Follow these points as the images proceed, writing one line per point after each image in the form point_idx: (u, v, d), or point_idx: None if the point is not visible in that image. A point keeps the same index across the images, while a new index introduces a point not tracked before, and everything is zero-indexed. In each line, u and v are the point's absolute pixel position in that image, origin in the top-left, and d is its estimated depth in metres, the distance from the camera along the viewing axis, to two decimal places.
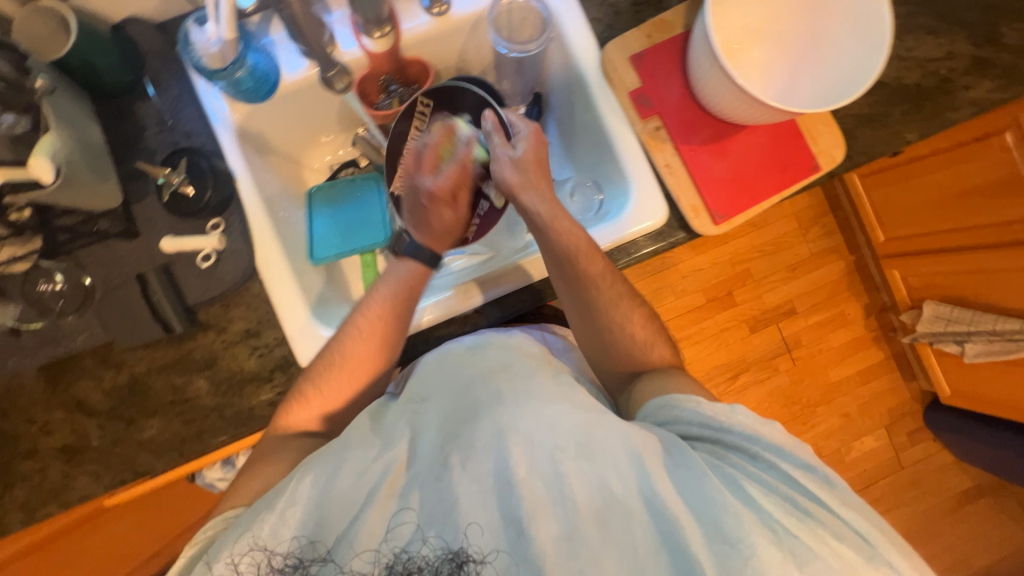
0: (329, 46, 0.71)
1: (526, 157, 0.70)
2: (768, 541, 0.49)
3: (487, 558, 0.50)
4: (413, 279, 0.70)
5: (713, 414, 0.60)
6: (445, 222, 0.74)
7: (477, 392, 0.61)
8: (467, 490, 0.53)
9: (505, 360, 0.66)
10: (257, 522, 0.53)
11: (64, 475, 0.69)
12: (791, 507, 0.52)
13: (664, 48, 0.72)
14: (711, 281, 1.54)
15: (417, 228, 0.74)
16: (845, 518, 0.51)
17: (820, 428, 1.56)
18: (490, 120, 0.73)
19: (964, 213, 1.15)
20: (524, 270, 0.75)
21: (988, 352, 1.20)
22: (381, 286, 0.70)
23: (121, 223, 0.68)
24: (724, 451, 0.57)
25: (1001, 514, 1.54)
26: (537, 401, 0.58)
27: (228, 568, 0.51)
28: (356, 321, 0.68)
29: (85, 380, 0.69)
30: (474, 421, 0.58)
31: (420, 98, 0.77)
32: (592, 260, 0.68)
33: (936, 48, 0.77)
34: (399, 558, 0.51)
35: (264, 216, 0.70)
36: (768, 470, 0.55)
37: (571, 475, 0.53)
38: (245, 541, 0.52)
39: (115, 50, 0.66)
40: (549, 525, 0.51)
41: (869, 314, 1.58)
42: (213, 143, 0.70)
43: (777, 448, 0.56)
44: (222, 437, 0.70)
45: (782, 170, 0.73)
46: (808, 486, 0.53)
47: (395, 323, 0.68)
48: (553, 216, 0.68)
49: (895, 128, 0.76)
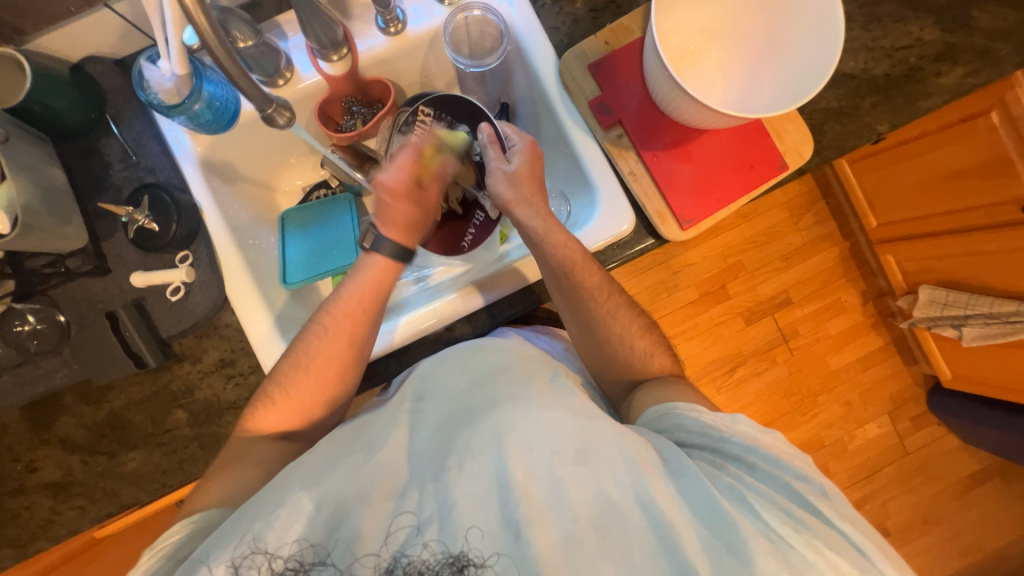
0: (285, 70, 0.72)
1: (520, 172, 0.69)
2: (767, 549, 0.48)
3: (488, 562, 0.48)
4: (380, 270, 0.70)
5: (713, 423, 0.59)
6: (404, 214, 0.71)
7: (476, 396, 0.61)
8: (466, 492, 0.51)
9: (502, 362, 0.66)
10: (251, 527, 0.50)
11: (51, 511, 0.70)
12: (789, 517, 0.50)
13: (622, 55, 0.72)
14: (703, 277, 1.43)
15: (381, 223, 0.72)
16: (844, 531, 0.50)
17: (821, 418, 1.47)
18: (484, 132, 0.71)
19: (955, 195, 1.11)
20: (521, 273, 0.74)
21: (986, 336, 1.15)
22: (348, 281, 0.70)
23: (92, 261, 0.69)
24: (722, 460, 0.57)
25: (1011, 496, 1.47)
26: (534, 403, 0.58)
27: (226, 569, 0.48)
28: (323, 320, 0.68)
29: (66, 417, 0.70)
30: (473, 424, 0.57)
31: (421, 107, 0.74)
32: (588, 272, 0.68)
33: (904, 35, 0.74)
34: (399, 562, 0.49)
35: (230, 243, 0.70)
36: (766, 480, 0.54)
37: (569, 479, 0.52)
38: (247, 536, 0.50)
39: (74, 92, 0.67)
40: (548, 529, 0.49)
41: (868, 299, 1.48)
42: (178, 176, 0.71)
43: (776, 459, 0.55)
44: (203, 466, 0.72)
45: (749, 171, 0.72)
46: (806, 496, 0.51)
47: (365, 316, 0.68)
48: (548, 231, 0.67)
49: (865, 121, 0.74)
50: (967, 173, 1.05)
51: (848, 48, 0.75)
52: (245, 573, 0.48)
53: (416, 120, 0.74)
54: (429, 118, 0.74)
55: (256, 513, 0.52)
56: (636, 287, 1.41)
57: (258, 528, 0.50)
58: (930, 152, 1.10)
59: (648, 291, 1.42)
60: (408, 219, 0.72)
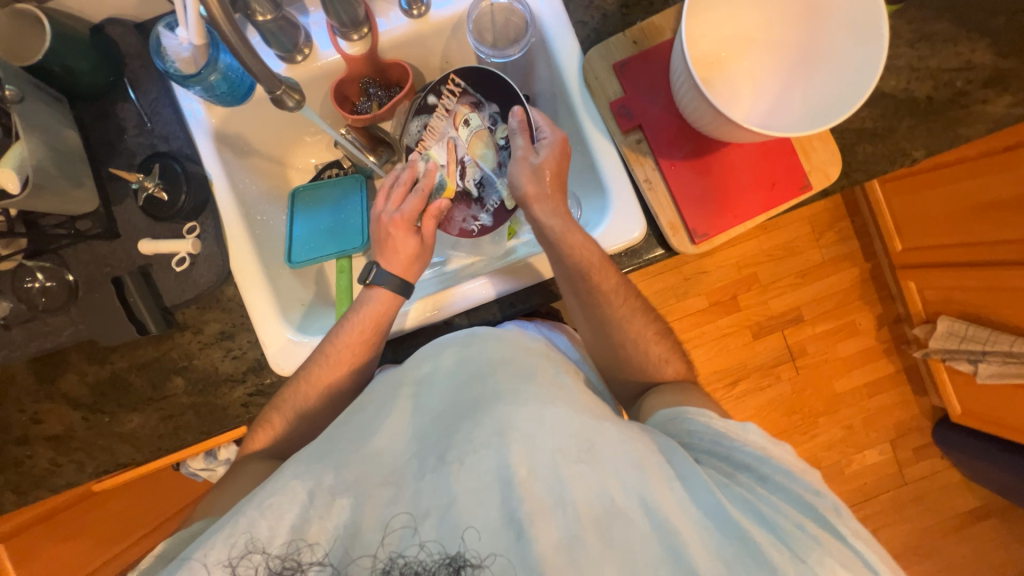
0: (304, 46, 0.72)
1: (545, 166, 0.67)
2: (783, 562, 0.44)
3: (485, 563, 0.45)
4: (382, 307, 0.68)
5: (726, 431, 0.56)
6: (408, 247, 0.70)
7: (480, 388, 0.58)
8: (466, 487, 0.49)
9: (505, 356, 0.62)
10: (243, 516, 0.48)
11: (51, 462, 0.73)
12: (804, 534, 0.47)
13: (647, 56, 0.70)
14: (716, 285, 1.40)
15: (382, 254, 0.71)
16: (859, 550, 0.46)
17: (820, 439, 1.44)
18: (517, 117, 0.70)
19: (988, 227, 1.04)
20: (534, 269, 0.72)
21: (1002, 374, 1.10)
22: (350, 314, 0.68)
23: (102, 224, 0.70)
24: (733, 468, 0.54)
25: (1009, 538, 1.41)
26: (541, 401, 0.55)
27: (224, 569, 0.45)
28: (326, 350, 0.67)
29: (70, 375, 0.72)
30: (475, 418, 0.54)
31: (453, 77, 0.76)
32: (605, 276, 0.66)
33: (953, 57, 0.69)
34: (395, 563, 0.46)
35: (239, 219, 0.72)
36: (777, 492, 0.51)
37: (572, 477, 0.49)
38: (234, 536, 0.47)
39: (93, 54, 0.67)
40: (550, 529, 0.46)
41: (883, 324, 1.43)
42: (190, 146, 0.72)
43: (788, 471, 0.52)
44: (197, 434, 0.73)
45: (770, 189, 0.69)
46: (819, 511, 0.48)
47: (366, 348, 0.67)
48: (565, 232, 0.66)
49: (899, 145, 0.70)
50: (1002, 205, 0.99)
51: (891, 66, 0.70)
52: (243, 572, 0.46)
53: (446, 89, 0.77)
54: (460, 90, 0.77)
55: (249, 503, 0.50)
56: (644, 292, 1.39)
57: (250, 518, 0.48)
58: (967, 179, 1.04)
59: (656, 296, 1.39)
60: (410, 254, 0.70)
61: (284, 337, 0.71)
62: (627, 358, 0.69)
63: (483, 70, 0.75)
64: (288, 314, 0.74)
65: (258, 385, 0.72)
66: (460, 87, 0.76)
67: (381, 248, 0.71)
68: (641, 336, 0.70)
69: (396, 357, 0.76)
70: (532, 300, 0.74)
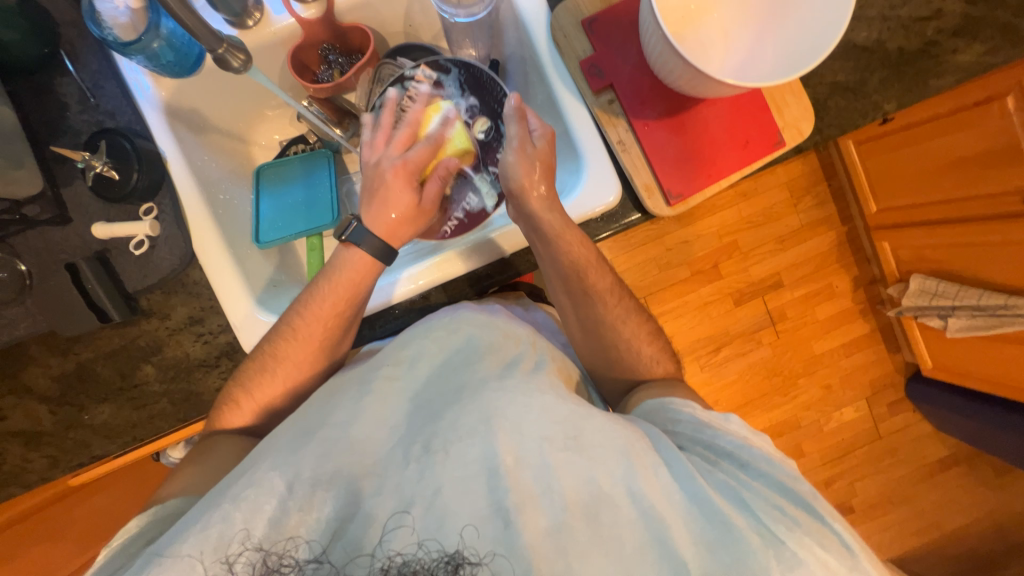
0: (255, 11, 0.68)
1: (539, 159, 0.64)
2: (761, 546, 0.46)
3: (485, 561, 0.45)
4: (356, 273, 0.65)
5: (708, 420, 0.57)
6: (400, 203, 0.66)
7: (464, 375, 0.58)
8: (452, 477, 0.48)
9: (489, 341, 0.61)
10: (217, 509, 0.47)
11: (22, 459, 0.70)
12: (781, 515, 0.48)
13: (613, 14, 0.69)
14: (697, 253, 1.40)
15: (367, 200, 0.67)
16: (837, 529, 0.47)
17: (801, 399, 1.48)
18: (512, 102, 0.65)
19: (960, 183, 1.05)
20: (497, 244, 0.70)
21: (969, 328, 1.13)
22: (321, 281, 0.66)
23: (52, 209, 0.66)
24: (715, 456, 0.54)
25: (975, 482, 1.49)
26: (524, 387, 0.54)
27: (219, 567, 0.45)
28: (293, 322, 0.65)
29: (33, 368, 0.69)
30: (459, 405, 0.54)
31: (422, 68, 0.74)
32: (581, 271, 0.66)
33: (924, 5, 0.67)
34: (393, 562, 0.46)
35: (197, 197, 0.69)
36: (758, 478, 0.51)
37: (559, 465, 0.49)
38: (209, 532, 0.46)
39: (22, 23, 0.62)
40: (538, 517, 0.47)
41: (858, 286, 1.46)
42: (139, 122, 0.69)
43: (767, 458, 0.52)
44: (172, 422, 0.70)
45: (744, 146, 0.69)
46: (796, 494, 0.49)
47: (336, 318, 0.65)
48: (548, 230, 0.63)
49: (872, 99, 0.68)
50: (970, 161, 1.00)
51: (863, 16, 0.69)
52: (241, 570, 0.45)
53: (411, 81, 0.74)
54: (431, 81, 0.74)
55: (224, 496, 0.49)
56: (628, 262, 1.39)
57: (225, 512, 0.47)
58: (937, 138, 1.03)
59: (638, 267, 1.39)
60: (404, 210, 0.67)
61: (253, 317, 0.68)
62: (607, 328, 0.68)
63: (489, 78, 0.73)
64: (262, 297, 0.72)
65: (232, 369, 0.70)
66: (429, 79, 0.74)
67: (369, 193, 0.67)
68: (617, 304, 0.69)
69: (375, 336, 0.73)
70: (510, 271, 0.72)
